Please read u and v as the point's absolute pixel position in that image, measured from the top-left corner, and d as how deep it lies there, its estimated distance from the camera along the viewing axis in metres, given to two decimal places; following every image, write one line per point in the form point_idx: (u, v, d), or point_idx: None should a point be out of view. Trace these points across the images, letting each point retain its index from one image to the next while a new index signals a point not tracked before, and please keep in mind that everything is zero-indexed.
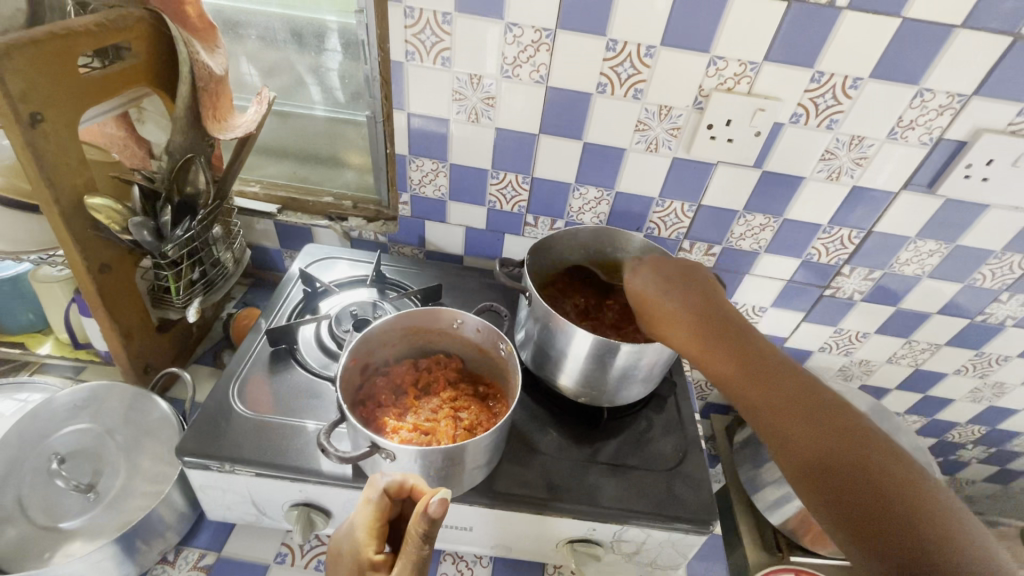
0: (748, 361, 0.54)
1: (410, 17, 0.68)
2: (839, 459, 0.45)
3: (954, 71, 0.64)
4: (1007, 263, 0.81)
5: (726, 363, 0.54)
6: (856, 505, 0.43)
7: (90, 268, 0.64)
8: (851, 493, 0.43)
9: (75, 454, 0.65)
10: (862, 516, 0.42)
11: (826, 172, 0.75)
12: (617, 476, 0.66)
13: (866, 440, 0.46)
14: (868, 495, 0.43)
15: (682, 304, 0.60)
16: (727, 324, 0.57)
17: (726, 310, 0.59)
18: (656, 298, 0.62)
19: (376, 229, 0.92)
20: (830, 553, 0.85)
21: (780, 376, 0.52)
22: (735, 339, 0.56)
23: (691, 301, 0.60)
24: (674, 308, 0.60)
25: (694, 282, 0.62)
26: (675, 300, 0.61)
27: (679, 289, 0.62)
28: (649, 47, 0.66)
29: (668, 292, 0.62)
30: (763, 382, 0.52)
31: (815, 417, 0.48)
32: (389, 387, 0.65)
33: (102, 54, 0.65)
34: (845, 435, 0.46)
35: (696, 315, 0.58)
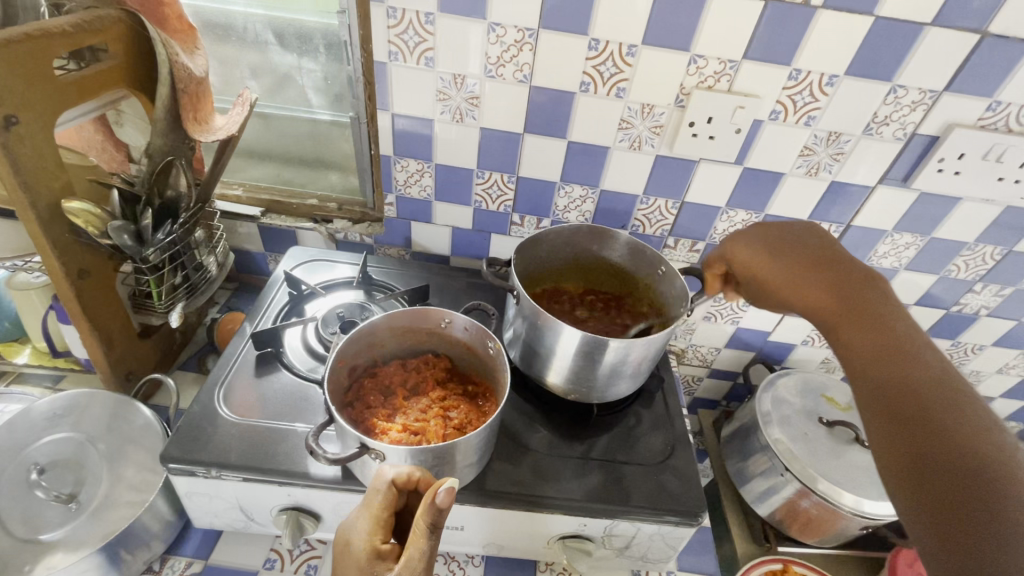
0: (869, 330, 0.54)
1: (393, 17, 0.68)
2: (930, 422, 0.44)
3: (925, 68, 0.66)
4: (980, 255, 0.84)
5: (853, 328, 0.55)
6: (931, 463, 0.42)
7: (68, 274, 0.63)
8: (933, 451, 0.42)
9: (55, 464, 0.63)
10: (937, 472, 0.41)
11: (805, 167, 0.76)
12: (607, 472, 0.66)
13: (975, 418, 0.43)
14: (949, 457, 0.41)
15: (813, 276, 0.61)
16: (859, 296, 0.57)
17: (862, 284, 0.59)
18: (775, 263, 0.64)
19: (362, 231, 0.91)
20: (817, 542, 0.87)
21: (903, 349, 0.51)
22: (866, 311, 0.55)
23: (817, 273, 0.61)
24: (804, 278, 0.62)
25: (829, 257, 0.63)
26: (800, 267, 0.62)
27: (803, 260, 0.63)
28: (630, 46, 0.67)
29: (795, 260, 0.63)
30: (883, 350, 0.51)
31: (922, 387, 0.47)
32: (377, 388, 0.65)
33: (78, 56, 0.65)
34: (948, 408, 0.45)
35: (827, 284, 0.60)
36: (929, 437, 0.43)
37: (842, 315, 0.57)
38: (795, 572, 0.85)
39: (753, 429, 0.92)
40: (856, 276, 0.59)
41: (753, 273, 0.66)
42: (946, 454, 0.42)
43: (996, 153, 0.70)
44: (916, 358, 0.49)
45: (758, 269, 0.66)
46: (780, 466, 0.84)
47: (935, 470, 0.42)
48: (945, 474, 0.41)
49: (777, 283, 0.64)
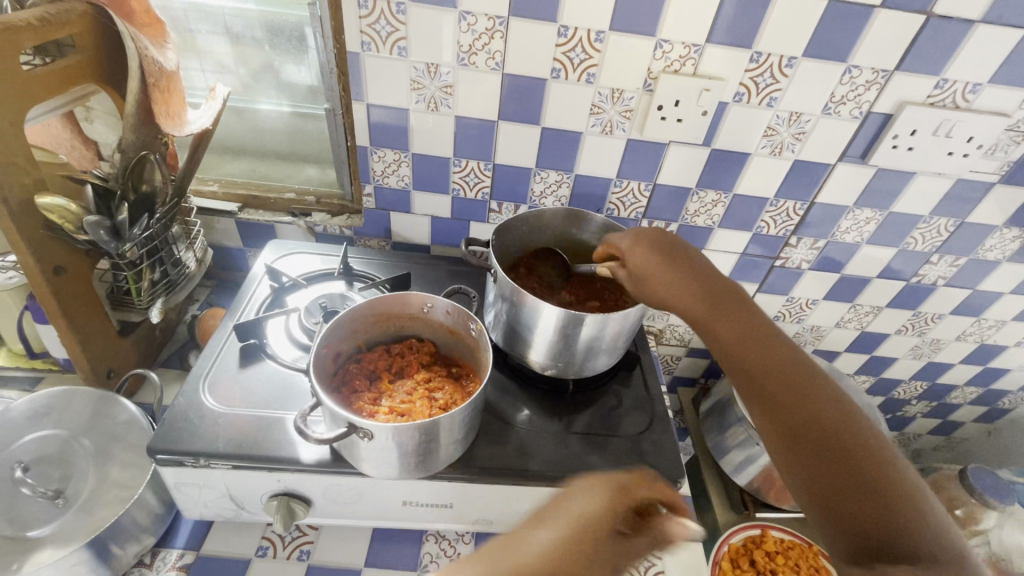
0: (745, 330, 0.56)
1: (365, 8, 0.69)
2: (814, 423, 0.49)
3: (876, 49, 0.69)
4: (935, 227, 0.88)
5: (726, 328, 0.56)
6: (830, 468, 0.47)
7: (44, 271, 0.63)
8: (822, 455, 0.47)
9: (39, 461, 0.63)
10: (829, 475, 0.46)
11: (769, 147, 0.80)
12: (589, 446, 0.69)
13: (843, 414, 0.49)
14: (836, 460, 0.47)
15: (682, 279, 0.60)
16: (729, 295, 0.58)
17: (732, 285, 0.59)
18: (657, 266, 0.61)
19: (340, 223, 0.92)
20: (791, 506, 0.92)
21: (771, 347, 0.54)
22: (740, 313, 0.57)
23: (694, 273, 0.60)
24: (675, 284, 0.60)
25: (692, 253, 0.62)
26: (679, 271, 0.60)
27: (685, 261, 0.61)
28: (598, 33, 0.69)
29: (677, 263, 0.61)
30: (763, 357, 0.54)
31: (798, 384, 0.52)
32: (362, 372, 0.66)
33: (43, 50, 0.63)
34: (826, 407, 0.50)
35: (700, 285, 0.59)
36: (814, 433, 0.49)
37: (721, 316, 0.57)
38: (772, 537, 0.89)
39: (729, 402, 0.96)
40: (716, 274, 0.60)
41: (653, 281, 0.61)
42: (833, 455, 0.47)
43: (946, 128, 0.75)
44: (782, 358, 0.54)
45: (646, 270, 0.62)
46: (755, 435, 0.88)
47: (833, 477, 0.46)
48: (839, 479, 0.46)
49: (664, 288, 0.60)
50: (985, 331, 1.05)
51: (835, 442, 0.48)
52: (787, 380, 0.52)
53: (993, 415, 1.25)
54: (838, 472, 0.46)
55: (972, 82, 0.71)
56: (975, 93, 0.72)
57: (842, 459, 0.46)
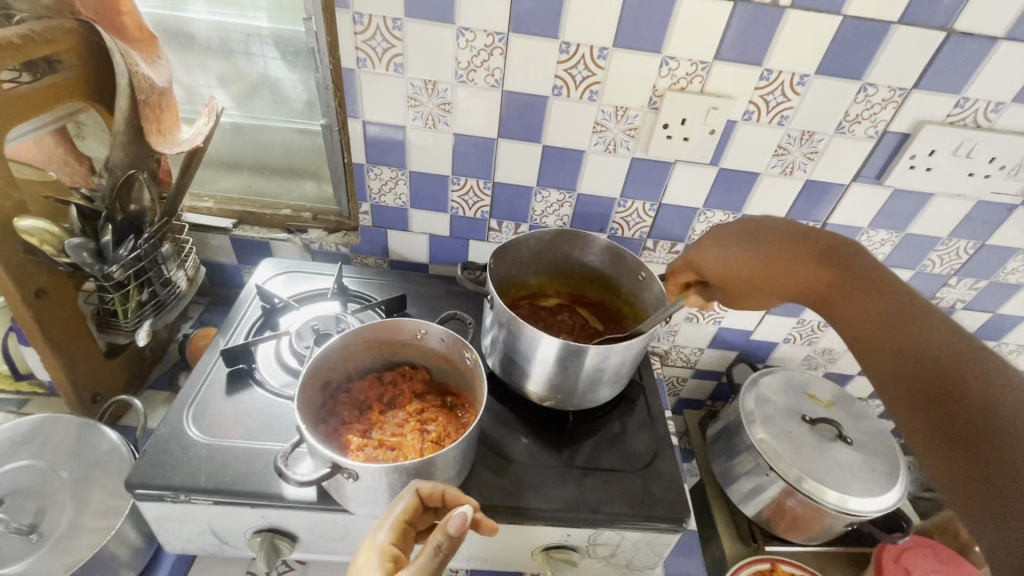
0: (879, 311, 0.54)
1: (360, 23, 0.66)
2: (943, 388, 0.46)
3: (894, 67, 0.66)
4: (954, 249, 0.84)
5: (858, 304, 0.56)
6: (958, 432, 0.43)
7: (25, 295, 0.61)
8: (946, 415, 0.44)
9: (15, 492, 0.61)
10: (959, 441, 0.43)
11: (780, 167, 0.76)
12: (590, 481, 0.66)
13: (969, 367, 0.45)
14: (964, 426, 0.43)
15: (790, 261, 0.61)
16: (850, 267, 0.58)
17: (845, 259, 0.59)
18: (769, 258, 0.62)
19: (337, 240, 0.90)
20: (803, 540, 0.87)
21: (913, 314, 0.52)
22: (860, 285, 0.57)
23: (799, 252, 0.61)
24: (783, 271, 0.61)
25: (793, 228, 0.63)
26: (794, 258, 0.61)
27: (794, 239, 0.63)
28: (601, 49, 0.66)
29: (772, 241, 0.63)
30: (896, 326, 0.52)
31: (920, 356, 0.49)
32: (352, 403, 0.64)
33: (31, 66, 0.60)
34: (947, 364, 0.47)
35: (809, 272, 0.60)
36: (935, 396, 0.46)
37: (849, 303, 0.56)
38: (784, 571, 0.86)
39: (737, 428, 0.93)
40: (838, 247, 0.60)
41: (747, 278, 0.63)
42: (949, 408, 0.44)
43: (966, 148, 0.71)
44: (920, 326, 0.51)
45: (755, 270, 0.63)
46: (765, 465, 0.85)
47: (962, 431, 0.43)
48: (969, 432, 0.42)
49: (765, 283, 0.62)
50: (1006, 355, 1.01)
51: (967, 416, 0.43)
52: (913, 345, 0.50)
53: None
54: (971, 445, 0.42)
55: (994, 101, 0.68)
56: (998, 112, 0.69)
57: (976, 429, 0.42)
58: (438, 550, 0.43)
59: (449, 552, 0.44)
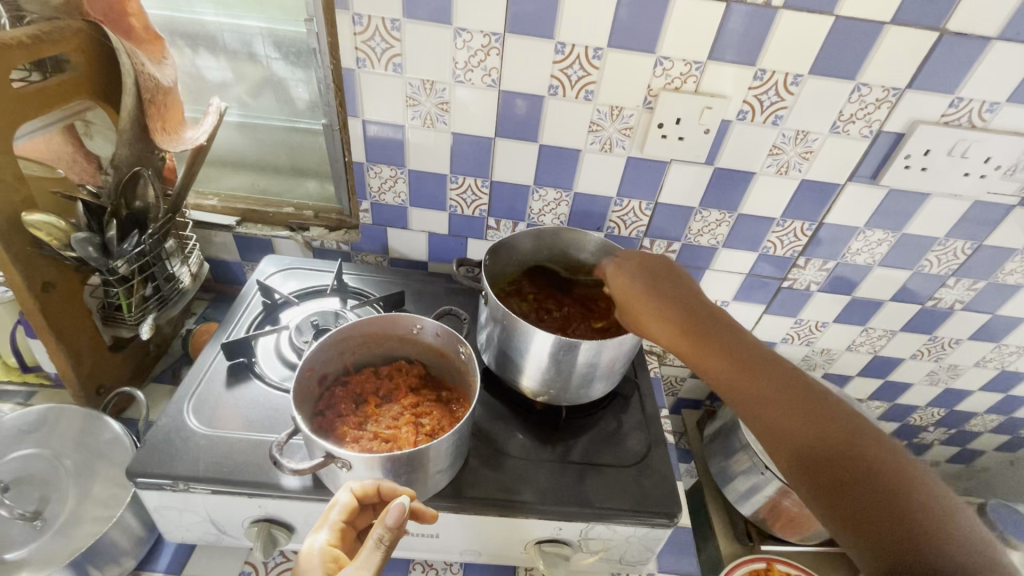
0: (737, 354, 0.52)
1: (359, 24, 0.68)
2: (830, 459, 0.44)
3: (888, 66, 0.66)
4: (951, 249, 0.84)
5: (717, 360, 0.52)
6: (868, 518, 0.41)
7: (32, 288, 0.62)
8: (826, 477, 0.44)
9: (20, 481, 0.62)
10: (849, 502, 0.42)
11: (775, 166, 0.77)
12: (584, 476, 0.66)
13: (835, 424, 0.46)
14: (870, 507, 0.41)
15: (662, 300, 0.58)
16: (710, 319, 0.56)
17: (703, 301, 0.58)
18: (647, 294, 0.60)
19: (338, 238, 0.91)
20: (799, 540, 0.87)
21: (772, 370, 0.51)
22: (721, 337, 0.54)
23: (669, 303, 0.58)
24: (658, 307, 0.58)
25: (668, 273, 0.61)
26: (664, 298, 0.58)
27: (664, 287, 0.60)
28: (596, 50, 0.67)
29: (652, 291, 0.60)
30: (757, 370, 0.51)
31: (790, 406, 0.48)
32: (348, 396, 0.65)
33: (40, 65, 0.64)
34: (828, 429, 0.45)
35: (675, 313, 0.57)
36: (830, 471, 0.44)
37: (709, 346, 0.54)
38: (778, 571, 0.85)
39: (734, 428, 0.93)
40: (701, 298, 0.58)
41: (632, 312, 0.61)
42: (834, 466, 0.44)
43: (960, 148, 0.72)
44: (777, 374, 0.50)
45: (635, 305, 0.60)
46: (761, 464, 0.85)
47: (847, 493, 0.43)
48: (856, 493, 0.42)
49: (645, 317, 0.59)
50: (1006, 358, 1.01)
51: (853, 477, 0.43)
52: (783, 395, 0.49)
53: (1014, 444, 1.19)
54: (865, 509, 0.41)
55: (988, 101, 0.68)
56: (992, 112, 0.69)
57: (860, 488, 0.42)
58: (381, 542, 0.46)
59: (393, 542, 0.47)
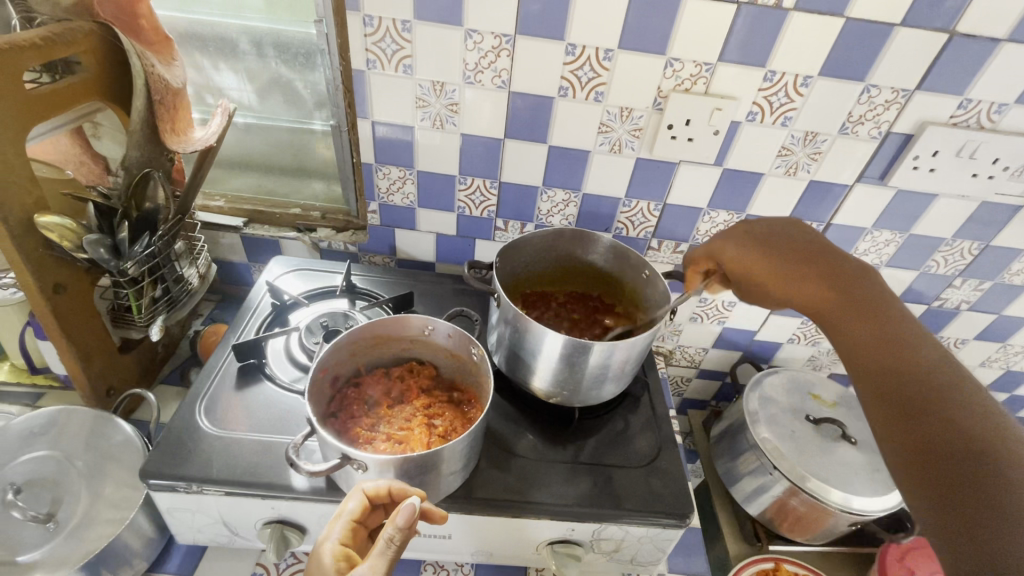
0: (870, 318, 0.55)
1: (370, 25, 0.68)
2: (927, 413, 0.45)
3: (897, 68, 0.67)
4: (958, 250, 0.85)
5: (859, 325, 0.55)
6: (945, 462, 0.42)
7: (44, 290, 0.62)
8: (921, 422, 0.45)
9: (32, 482, 0.62)
10: (928, 447, 0.43)
11: (784, 167, 0.77)
12: (595, 477, 0.66)
13: (948, 391, 0.46)
14: (956, 454, 0.42)
15: (798, 262, 0.61)
16: (856, 287, 0.57)
17: (857, 272, 0.59)
18: (773, 256, 0.63)
19: (345, 239, 0.91)
20: (807, 540, 0.87)
21: (909, 340, 0.52)
22: (860, 300, 0.56)
23: (812, 267, 0.60)
24: (790, 268, 0.61)
25: (811, 242, 0.63)
26: (799, 261, 0.61)
27: (802, 251, 0.62)
28: (607, 51, 0.68)
29: (781, 259, 0.62)
30: (885, 336, 0.53)
31: (906, 367, 0.49)
32: (361, 397, 0.65)
33: (52, 68, 0.65)
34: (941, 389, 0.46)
35: (815, 274, 0.60)
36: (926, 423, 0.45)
37: (841, 307, 0.57)
38: (786, 571, 0.86)
39: (741, 428, 0.93)
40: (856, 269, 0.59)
41: (748, 269, 0.64)
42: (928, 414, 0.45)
43: (969, 149, 0.72)
44: (915, 344, 0.51)
45: (753, 264, 0.64)
46: (768, 464, 0.85)
47: (930, 441, 0.44)
48: (938, 438, 0.43)
49: (762, 274, 0.63)
50: (1011, 357, 1.01)
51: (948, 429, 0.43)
52: (903, 356, 0.50)
53: None
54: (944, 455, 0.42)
55: (997, 102, 0.68)
56: (1001, 113, 0.69)
57: (949, 435, 0.43)
58: (392, 542, 0.46)
59: (403, 543, 0.46)
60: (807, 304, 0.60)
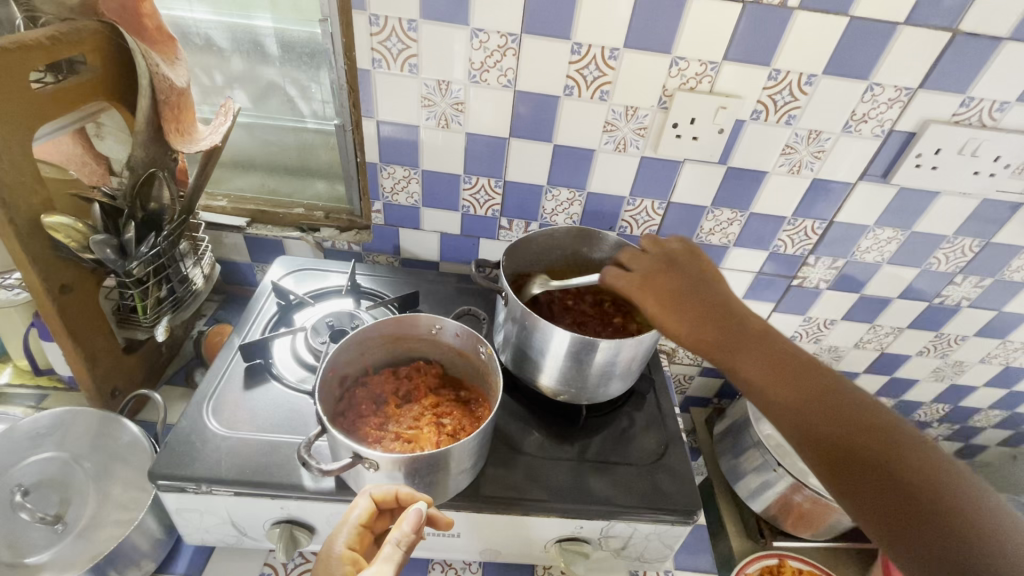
0: (770, 357, 0.53)
1: (376, 25, 0.68)
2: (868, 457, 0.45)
3: (900, 67, 0.67)
4: (959, 247, 0.85)
5: (752, 364, 0.53)
6: (908, 512, 0.42)
7: (50, 290, 0.62)
8: (868, 474, 0.45)
9: (40, 484, 0.62)
10: (891, 502, 0.43)
11: (787, 166, 0.78)
12: (603, 474, 0.67)
13: (875, 428, 0.47)
14: (912, 503, 0.42)
15: (691, 309, 0.59)
16: (745, 325, 0.56)
17: (736, 307, 0.58)
18: (678, 305, 0.60)
19: (349, 238, 0.92)
20: (811, 536, 0.88)
21: (812, 371, 0.52)
22: (754, 340, 0.55)
23: (706, 310, 0.59)
24: (687, 317, 0.59)
25: (700, 283, 0.62)
26: (695, 306, 0.59)
27: (694, 294, 0.61)
28: (612, 50, 0.68)
29: (683, 308, 0.60)
30: (789, 373, 0.52)
31: (828, 405, 0.49)
32: (369, 397, 0.65)
33: (56, 68, 0.65)
34: (859, 416, 0.47)
35: (711, 317, 0.58)
36: (859, 462, 0.45)
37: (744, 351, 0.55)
38: (790, 567, 0.88)
39: (744, 425, 0.93)
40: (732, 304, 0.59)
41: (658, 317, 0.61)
42: (873, 462, 0.45)
43: (971, 147, 0.72)
44: (816, 373, 0.51)
45: (656, 310, 0.61)
46: (772, 461, 0.85)
47: (885, 493, 0.44)
48: (894, 491, 0.43)
49: (670, 322, 0.60)
50: (1010, 353, 1.02)
51: (895, 473, 0.44)
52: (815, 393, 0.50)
53: (1017, 439, 1.20)
54: (907, 509, 0.42)
55: (999, 101, 0.69)
56: (1003, 111, 0.70)
57: (899, 483, 0.43)
58: (399, 546, 0.47)
59: (410, 547, 0.48)
60: (701, 347, 0.57)
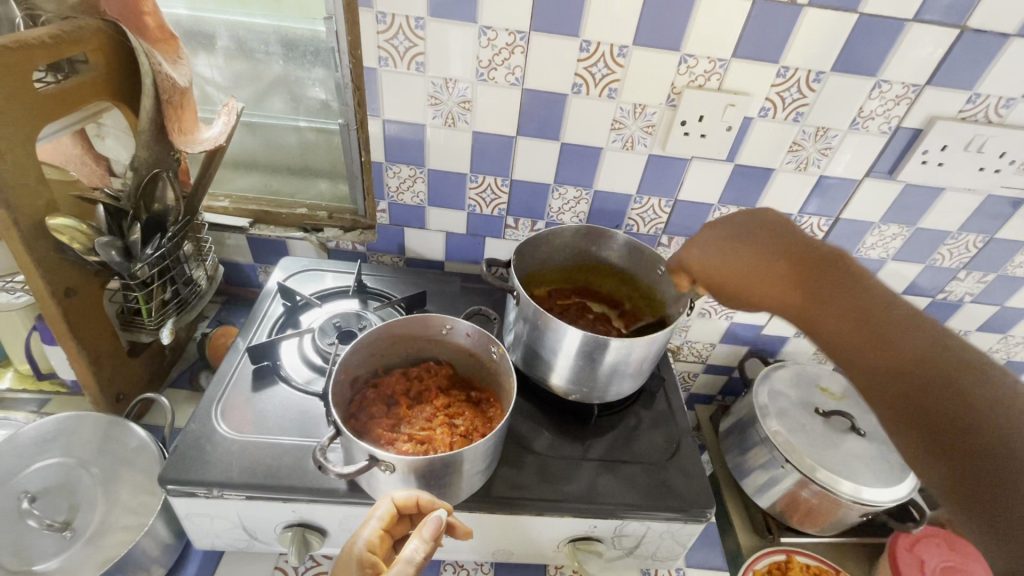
0: (840, 300, 0.51)
1: (382, 23, 0.67)
2: (923, 386, 0.42)
3: (908, 64, 0.67)
4: (963, 243, 0.86)
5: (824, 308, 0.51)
6: (953, 440, 0.39)
7: (54, 293, 0.61)
8: (917, 404, 0.42)
9: (47, 491, 0.61)
10: (939, 431, 0.40)
11: (795, 163, 0.78)
12: (615, 474, 0.66)
13: (941, 362, 0.42)
14: (962, 433, 0.39)
15: (764, 256, 0.58)
16: (821, 269, 0.53)
17: (822, 253, 0.55)
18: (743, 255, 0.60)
19: (353, 238, 0.91)
20: (818, 531, 0.88)
21: (885, 313, 0.48)
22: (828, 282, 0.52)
23: (779, 256, 0.57)
24: (758, 265, 0.58)
25: (773, 230, 0.59)
26: (765, 254, 0.58)
27: (766, 241, 0.59)
28: (621, 47, 0.67)
29: (752, 256, 0.59)
30: (861, 313, 0.49)
31: (890, 343, 0.45)
32: (380, 398, 0.64)
33: (56, 68, 0.64)
34: (923, 352, 0.43)
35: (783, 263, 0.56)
36: (911, 392, 0.42)
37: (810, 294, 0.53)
38: (798, 562, 0.87)
39: (750, 422, 0.94)
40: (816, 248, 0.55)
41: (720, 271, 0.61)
42: (923, 393, 0.42)
43: (977, 144, 0.72)
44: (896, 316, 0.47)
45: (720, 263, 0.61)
46: (780, 458, 0.85)
47: (934, 422, 0.40)
48: (944, 419, 0.40)
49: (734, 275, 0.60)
50: (1012, 348, 1.02)
51: (948, 405, 0.40)
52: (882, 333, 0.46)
53: None
54: (955, 439, 0.39)
55: (1005, 97, 0.69)
56: (1008, 108, 0.70)
57: (949, 411, 0.40)
58: (415, 557, 0.46)
59: (427, 557, 0.47)
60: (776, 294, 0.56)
